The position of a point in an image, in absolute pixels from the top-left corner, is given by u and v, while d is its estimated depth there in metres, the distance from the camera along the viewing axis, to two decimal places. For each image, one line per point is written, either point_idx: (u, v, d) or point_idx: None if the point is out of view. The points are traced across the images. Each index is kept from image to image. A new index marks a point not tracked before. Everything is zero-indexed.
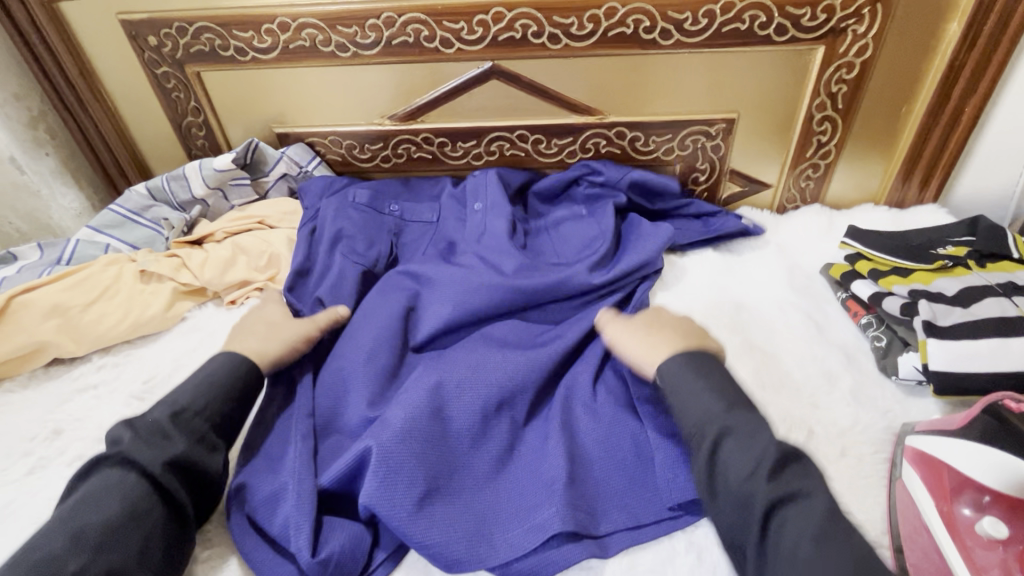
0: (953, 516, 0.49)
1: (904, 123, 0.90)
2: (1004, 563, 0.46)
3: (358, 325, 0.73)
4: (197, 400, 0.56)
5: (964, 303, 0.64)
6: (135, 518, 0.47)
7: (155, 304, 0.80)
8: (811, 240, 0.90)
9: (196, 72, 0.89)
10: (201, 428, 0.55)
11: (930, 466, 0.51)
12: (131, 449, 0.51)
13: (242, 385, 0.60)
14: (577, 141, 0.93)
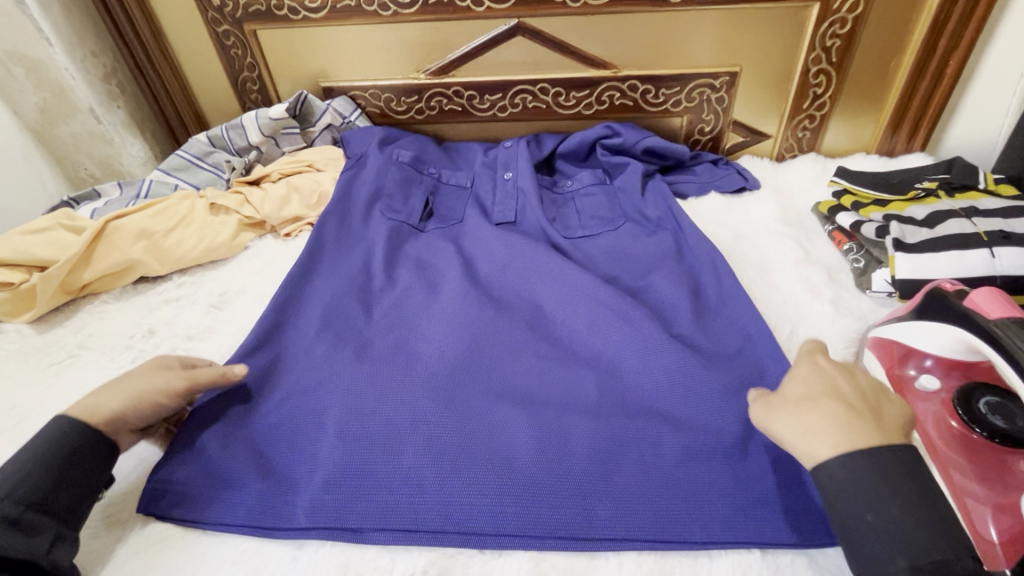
0: (901, 377, 0.59)
1: (894, 76, 0.98)
2: (936, 410, 0.56)
3: (404, 272, 0.85)
4: (10, 484, 0.51)
5: (930, 225, 0.73)
6: None
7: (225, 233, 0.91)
8: (806, 183, 0.99)
9: (252, 30, 0.99)
10: (13, 515, 0.49)
11: (884, 345, 0.61)
12: None
13: (69, 451, 0.55)
14: (594, 94, 1.02)
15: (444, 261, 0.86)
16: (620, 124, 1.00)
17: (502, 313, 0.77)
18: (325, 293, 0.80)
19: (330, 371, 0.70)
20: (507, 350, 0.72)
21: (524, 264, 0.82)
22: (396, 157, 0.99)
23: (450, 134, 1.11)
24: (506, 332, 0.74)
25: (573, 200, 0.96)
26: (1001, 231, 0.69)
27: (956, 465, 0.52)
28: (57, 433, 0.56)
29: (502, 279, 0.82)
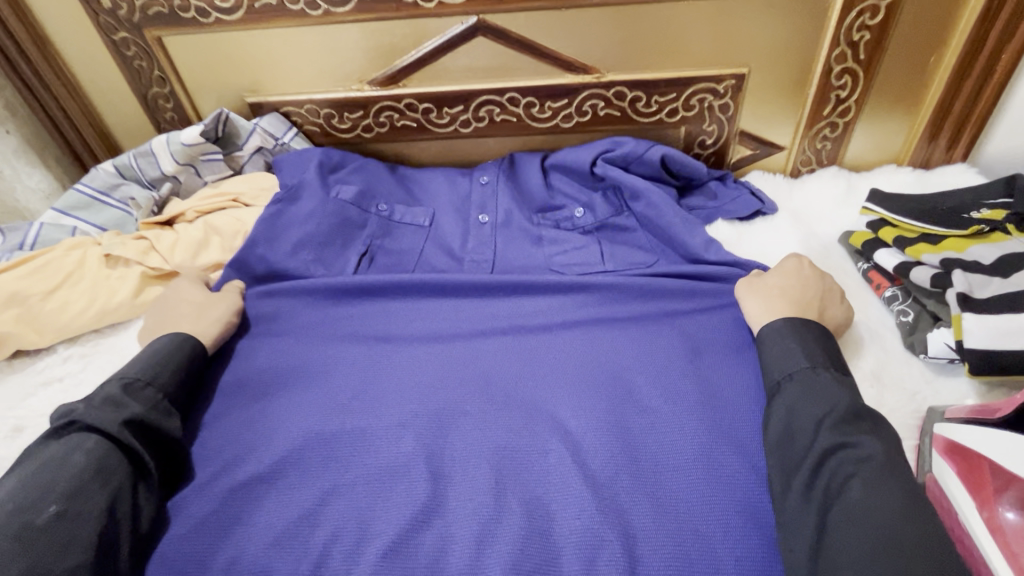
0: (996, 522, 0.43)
1: (933, 73, 0.81)
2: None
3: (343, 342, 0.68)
4: (151, 371, 0.59)
5: (1004, 274, 0.57)
6: (101, 473, 0.51)
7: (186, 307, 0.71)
8: (830, 205, 0.83)
9: (157, 38, 0.82)
10: (158, 399, 0.58)
11: (966, 463, 0.47)
12: (82, 414, 0.53)
13: (190, 361, 0.63)
14: (573, 103, 0.85)
15: (393, 341, 0.69)
16: (622, 137, 0.83)
17: (461, 420, 0.60)
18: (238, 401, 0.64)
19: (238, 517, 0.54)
20: (467, 477, 0.55)
21: (500, 348, 0.67)
22: (335, 194, 0.81)
23: (406, 154, 0.94)
24: (468, 456, 0.57)
25: (565, 242, 0.80)
26: None
27: None
28: (186, 342, 0.64)
29: (464, 369, 0.65)
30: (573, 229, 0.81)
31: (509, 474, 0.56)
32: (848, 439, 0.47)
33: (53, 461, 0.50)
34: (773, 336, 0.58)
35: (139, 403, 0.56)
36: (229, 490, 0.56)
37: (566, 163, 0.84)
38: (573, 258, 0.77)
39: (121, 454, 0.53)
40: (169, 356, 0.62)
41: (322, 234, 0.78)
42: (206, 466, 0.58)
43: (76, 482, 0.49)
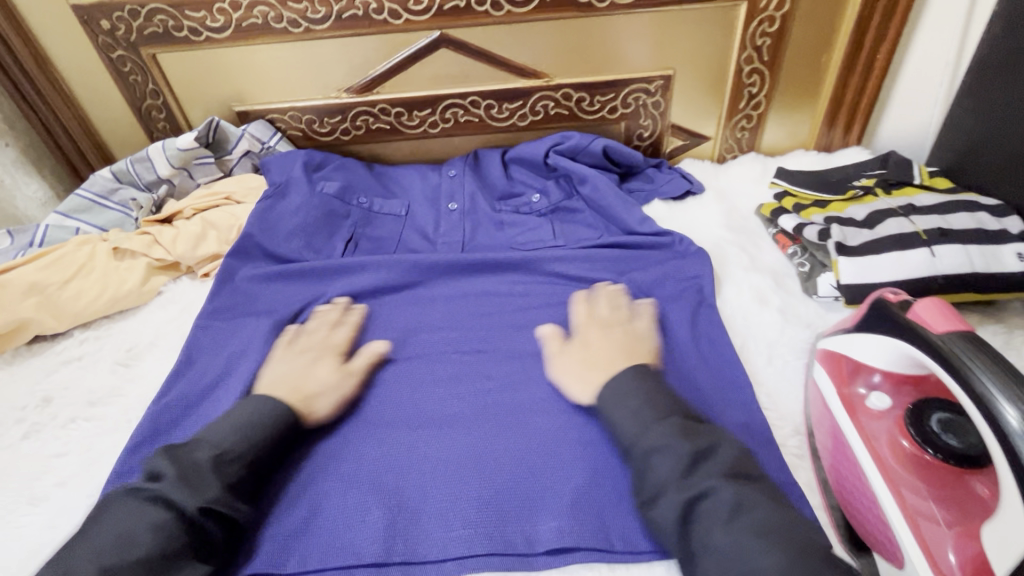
0: (850, 396, 0.57)
1: (826, 71, 0.97)
2: (890, 430, 0.54)
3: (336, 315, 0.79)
4: (240, 445, 0.55)
5: (870, 225, 0.72)
6: (166, 558, 0.46)
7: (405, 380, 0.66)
8: (748, 183, 0.97)
9: (151, 55, 0.91)
10: (238, 471, 0.54)
11: (833, 359, 0.60)
12: (168, 487, 0.49)
13: (279, 426, 0.59)
14: (527, 104, 0.98)
15: (377, 313, 0.79)
16: (570, 132, 0.96)
17: (438, 373, 0.70)
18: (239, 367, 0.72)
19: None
20: (445, 415, 0.65)
21: (470, 308, 0.78)
22: (320, 188, 0.92)
23: (380, 154, 1.05)
24: (445, 400, 0.67)
25: (524, 223, 0.91)
26: (939, 228, 0.69)
27: (908, 485, 0.50)
28: (277, 415, 0.59)
29: (440, 332, 0.75)
30: (530, 212, 0.93)
31: (477, 406, 0.66)
32: (663, 442, 0.51)
33: (145, 528, 0.47)
34: (616, 392, 0.58)
35: (217, 479, 0.52)
36: None
37: (520, 156, 0.97)
38: (531, 237, 0.89)
39: (189, 531, 0.48)
40: (255, 425, 0.58)
41: (311, 226, 0.88)
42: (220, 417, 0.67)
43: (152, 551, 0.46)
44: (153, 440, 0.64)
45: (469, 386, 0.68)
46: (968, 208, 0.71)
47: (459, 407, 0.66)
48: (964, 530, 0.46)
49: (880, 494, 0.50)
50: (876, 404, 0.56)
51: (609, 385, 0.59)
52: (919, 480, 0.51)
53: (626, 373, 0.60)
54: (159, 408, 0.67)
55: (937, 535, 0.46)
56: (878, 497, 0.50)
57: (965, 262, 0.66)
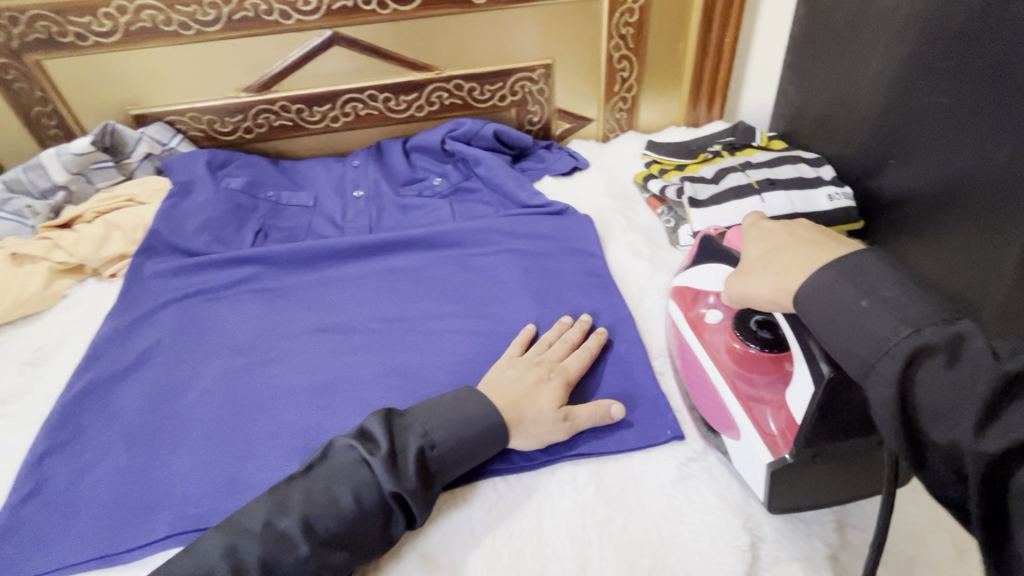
0: (694, 319, 0.65)
1: (684, 55, 1.10)
2: (725, 338, 0.60)
3: (248, 299, 0.83)
4: (446, 439, 0.55)
5: (716, 181, 0.85)
6: (355, 524, 0.50)
7: (521, 376, 0.63)
8: (628, 157, 1.09)
9: (37, 61, 0.91)
10: (442, 459, 0.55)
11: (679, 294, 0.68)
12: (377, 465, 0.51)
13: (491, 429, 0.57)
14: (422, 96, 1.05)
15: (288, 295, 0.83)
16: (463, 119, 1.04)
17: (351, 342, 0.75)
18: (157, 354, 0.75)
19: (172, 428, 0.66)
20: (361, 377, 0.71)
21: (377, 282, 0.84)
22: (225, 185, 0.95)
23: (286, 151, 1.09)
24: (357, 365, 0.72)
25: (426, 204, 0.98)
26: (767, 178, 0.82)
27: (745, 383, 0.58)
28: (490, 416, 0.58)
29: (351, 308, 0.81)
30: (431, 193, 1.00)
31: (386, 365, 0.72)
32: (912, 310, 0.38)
33: (323, 496, 0.50)
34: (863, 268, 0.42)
35: (421, 472, 0.53)
36: (154, 411, 0.68)
37: (419, 145, 1.04)
38: (434, 216, 0.96)
39: (371, 518, 0.51)
40: (473, 425, 0.57)
41: (219, 220, 0.92)
42: (134, 400, 0.69)
43: (298, 518, 0.49)
44: (64, 428, 0.66)
45: (377, 350, 0.74)
46: (791, 162, 0.86)
47: (369, 367, 0.72)
48: (773, 400, 0.55)
49: (726, 400, 0.57)
50: (710, 319, 0.63)
51: (811, 280, 0.43)
52: (746, 372, 0.57)
53: (852, 258, 0.43)
54: (79, 395, 0.69)
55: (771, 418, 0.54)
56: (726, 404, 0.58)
57: (787, 204, 0.79)
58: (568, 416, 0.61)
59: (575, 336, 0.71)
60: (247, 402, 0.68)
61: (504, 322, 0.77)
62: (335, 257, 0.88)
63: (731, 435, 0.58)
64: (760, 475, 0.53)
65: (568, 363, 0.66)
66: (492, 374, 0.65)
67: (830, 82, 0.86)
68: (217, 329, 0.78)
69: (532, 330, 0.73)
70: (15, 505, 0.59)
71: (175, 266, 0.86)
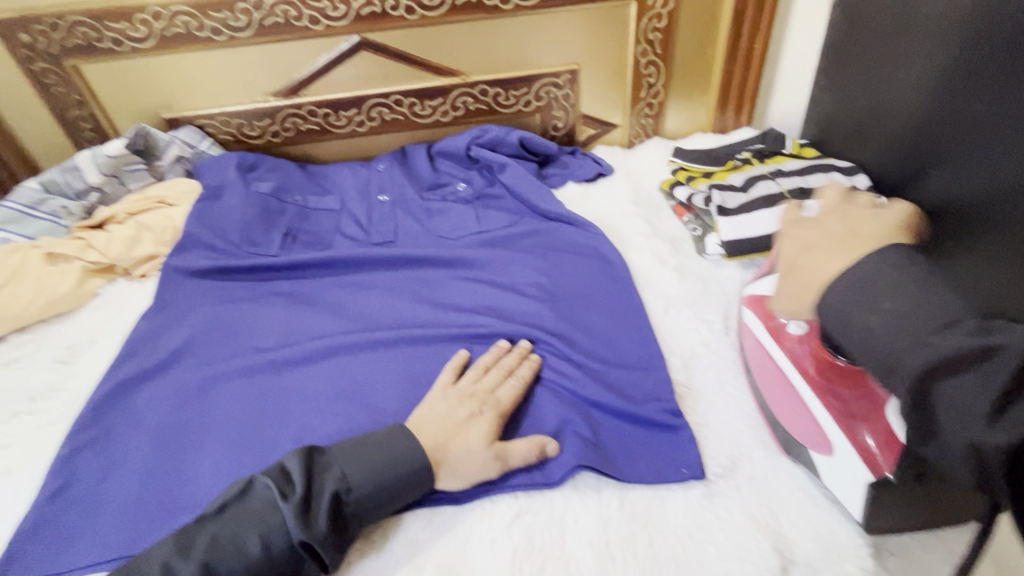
0: (775, 327, 0.63)
1: (713, 61, 1.09)
2: (810, 349, 0.59)
3: (272, 303, 0.83)
4: (366, 483, 0.54)
5: (745, 190, 0.83)
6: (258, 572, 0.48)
7: (450, 414, 0.61)
8: (653, 163, 1.08)
9: (75, 66, 0.94)
10: (347, 516, 0.53)
11: (758, 300, 0.66)
12: (289, 511, 0.50)
13: (414, 478, 0.56)
14: (447, 101, 1.05)
15: (313, 299, 0.84)
16: (488, 126, 1.04)
17: (375, 350, 0.75)
18: (183, 354, 0.75)
19: (198, 431, 0.66)
20: (385, 384, 0.70)
21: (399, 288, 0.85)
22: (254, 189, 0.96)
23: (312, 154, 1.10)
24: (380, 372, 0.72)
25: (452, 207, 0.98)
26: (800, 187, 0.80)
27: (833, 393, 0.56)
28: (415, 458, 0.56)
29: (374, 314, 0.81)
30: (456, 198, 0.99)
31: (410, 371, 0.72)
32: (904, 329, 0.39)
33: (231, 542, 0.49)
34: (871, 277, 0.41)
35: (333, 518, 0.51)
36: (178, 411, 0.69)
37: (443, 149, 1.04)
38: (458, 219, 0.96)
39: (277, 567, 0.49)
40: (396, 471, 0.55)
41: (249, 223, 0.92)
42: (161, 402, 0.70)
43: (198, 563, 0.47)
44: (93, 424, 0.67)
45: (402, 356, 0.74)
46: (824, 170, 0.83)
47: (393, 373, 0.72)
48: (869, 416, 0.53)
49: (807, 402, 0.57)
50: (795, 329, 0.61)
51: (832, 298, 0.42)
52: (831, 388, 0.56)
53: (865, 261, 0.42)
54: (110, 393, 0.70)
55: (863, 432, 0.52)
56: (818, 418, 0.56)
57: None
58: (500, 455, 0.58)
59: (526, 370, 0.68)
60: (269, 406, 0.69)
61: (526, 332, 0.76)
62: (361, 262, 0.88)
63: (823, 453, 0.55)
64: (859, 493, 0.51)
65: (500, 394, 0.64)
66: (420, 410, 0.62)
67: (867, 89, 0.84)
68: (242, 329, 0.79)
69: (467, 354, 0.70)
70: (43, 503, 0.60)
71: (203, 267, 0.86)
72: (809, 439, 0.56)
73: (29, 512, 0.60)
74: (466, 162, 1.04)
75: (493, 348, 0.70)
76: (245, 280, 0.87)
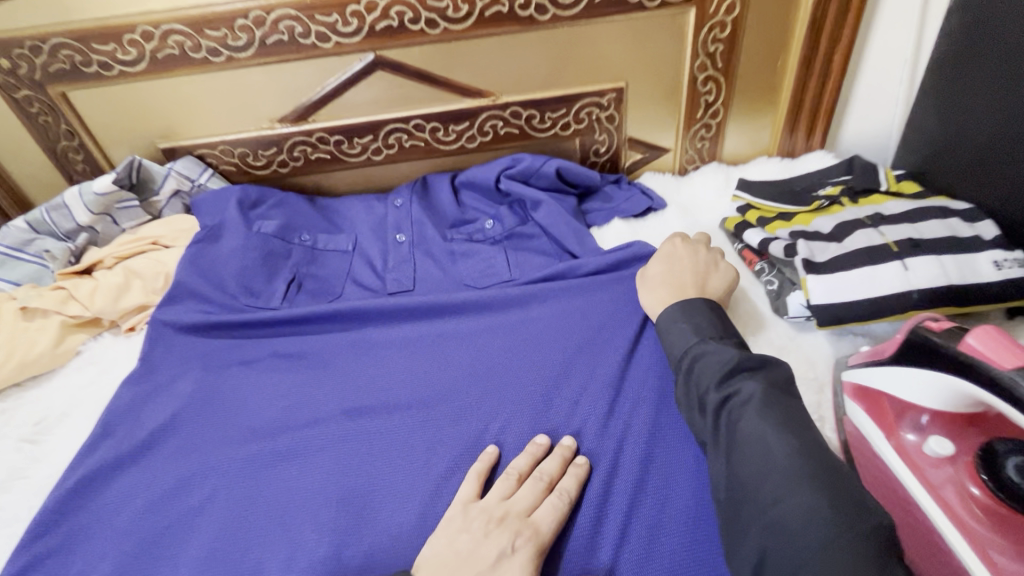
0: (901, 443, 0.52)
1: (783, 75, 0.93)
2: (958, 478, 0.50)
3: (270, 369, 0.71)
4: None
5: (838, 240, 0.67)
6: None
7: (476, 548, 0.49)
8: (711, 194, 0.93)
9: (61, 93, 0.84)
10: None
11: (871, 397, 0.55)
12: None
13: None
14: (474, 125, 0.93)
15: (316, 364, 0.72)
16: (521, 153, 0.91)
17: (385, 436, 0.62)
18: (162, 437, 0.64)
19: (172, 540, 0.55)
20: (396, 483, 0.58)
21: (415, 353, 0.72)
22: (257, 228, 0.85)
23: (323, 185, 0.98)
24: (391, 468, 0.59)
25: (479, 250, 0.85)
26: (910, 238, 0.64)
27: (992, 544, 0.45)
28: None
29: (387, 384, 0.68)
30: (484, 240, 0.86)
31: (427, 466, 0.59)
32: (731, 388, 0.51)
33: None
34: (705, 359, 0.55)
35: None
36: (149, 515, 0.57)
37: (469, 181, 0.91)
38: (487, 265, 0.83)
39: None
40: None
41: (249, 271, 0.81)
42: (131, 502, 0.58)
43: None
44: (50, 531, 0.56)
45: (418, 445, 0.61)
46: (937, 215, 0.67)
47: (406, 469, 0.59)
48: None
49: (955, 545, 0.46)
50: (935, 449, 0.51)
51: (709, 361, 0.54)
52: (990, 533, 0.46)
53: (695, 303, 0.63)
54: (73, 488, 0.59)
55: None
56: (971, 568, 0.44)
57: (940, 274, 0.61)
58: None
59: (570, 484, 0.54)
60: (257, 513, 0.57)
61: (566, 419, 0.62)
62: (373, 317, 0.76)
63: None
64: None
65: (539, 519, 0.51)
66: (437, 541, 0.50)
67: (995, 113, 0.67)
68: (233, 403, 0.68)
69: (496, 453, 0.59)
70: None
71: (195, 326, 0.75)
72: None
73: None
74: (495, 197, 0.91)
75: (528, 448, 0.58)
76: (241, 337, 0.76)
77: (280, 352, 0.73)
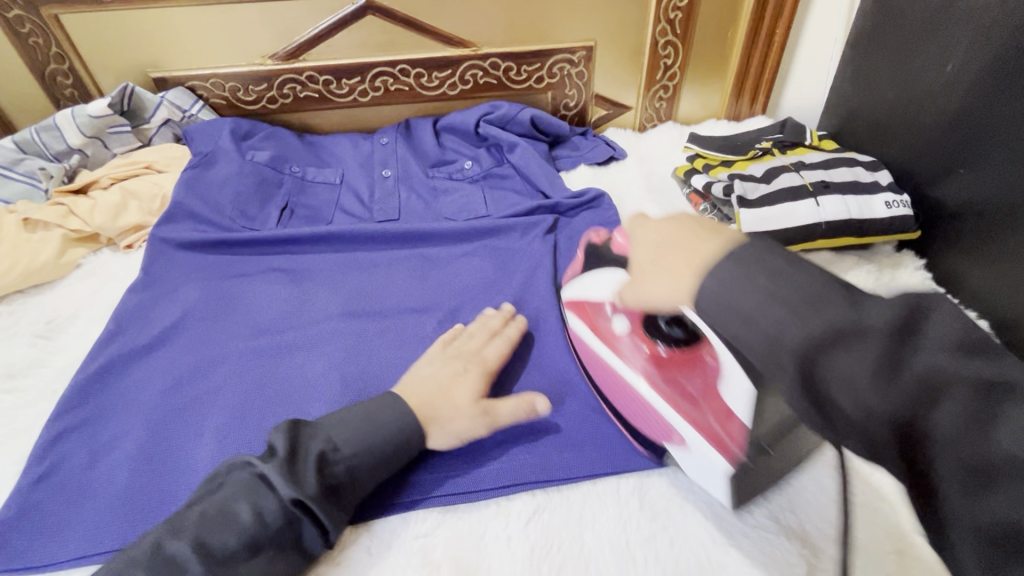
0: (599, 324, 0.63)
1: (731, 45, 1.05)
2: (637, 342, 0.59)
3: (269, 280, 0.79)
4: (352, 444, 0.52)
5: (767, 180, 0.81)
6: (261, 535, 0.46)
7: (436, 373, 0.60)
8: (666, 148, 1.04)
9: (53, 16, 0.86)
10: (337, 475, 0.50)
11: (579, 306, 0.66)
12: (274, 473, 0.48)
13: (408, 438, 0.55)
14: (455, 73, 1.00)
15: (310, 277, 0.80)
16: (499, 102, 0.99)
17: (380, 334, 0.72)
18: (175, 332, 0.71)
19: (196, 412, 0.63)
20: (392, 373, 0.67)
21: (403, 269, 0.81)
22: (249, 157, 0.90)
23: (310, 124, 1.04)
24: (386, 359, 0.69)
25: (458, 186, 0.94)
26: (823, 181, 0.78)
27: (669, 386, 0.56)
28: (407, 425, 0.55)
29: (378, 295, 0.77)
30: (463, 177, 0.95)
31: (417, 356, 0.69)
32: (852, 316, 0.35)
33: (220, 509, 0.46)
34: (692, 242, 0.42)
35: (323, 477, 0.49)
36: (169, 393, 0.65)
37: (450, 124, 1.00)
38: (465, 199, 0.92)
39: (286, 521, 0.47)
40: (380, 430, 0.54)
41: (247, 196, 0.87)
42: (151, 385, 0.66)
43: (191, 538, 0.44)
44: (78, 406, 0.63)
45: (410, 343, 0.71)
46: (847, 164, 0.81)
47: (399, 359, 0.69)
48: (707, 400, 0.54)
49: (646, 395, 0.56)
50: (618, 328, 0.61)
51: (708, 282, 0.39)
52: (662, 376, 0.57)
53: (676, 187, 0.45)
54: (98, 371, 0.66)
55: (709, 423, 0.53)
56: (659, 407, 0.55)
57: (844, 209, 0.76)
58: (489, 411, 0.57)
59: (512, 333, 0.67)
60: (268, 391, 0.65)
61: (536, 323, 0.72)
62: (364, 239, 0.84)
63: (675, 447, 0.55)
64: (720, 483, 0.51)
65: (486, 353, 0.63)
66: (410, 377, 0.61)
67: (897, 82, 0.81)
68: (238, 306, 0.75)
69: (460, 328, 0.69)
70: (26, 490, 0.57)
71: (194, 239, 0.81)
72: (661, 434, 0.56)
73: (13, 497, 0.56)
74: (473, 139, 0.99)
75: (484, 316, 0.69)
76: (239, 254, 0.82)
77: (278, 267, 0.81)
